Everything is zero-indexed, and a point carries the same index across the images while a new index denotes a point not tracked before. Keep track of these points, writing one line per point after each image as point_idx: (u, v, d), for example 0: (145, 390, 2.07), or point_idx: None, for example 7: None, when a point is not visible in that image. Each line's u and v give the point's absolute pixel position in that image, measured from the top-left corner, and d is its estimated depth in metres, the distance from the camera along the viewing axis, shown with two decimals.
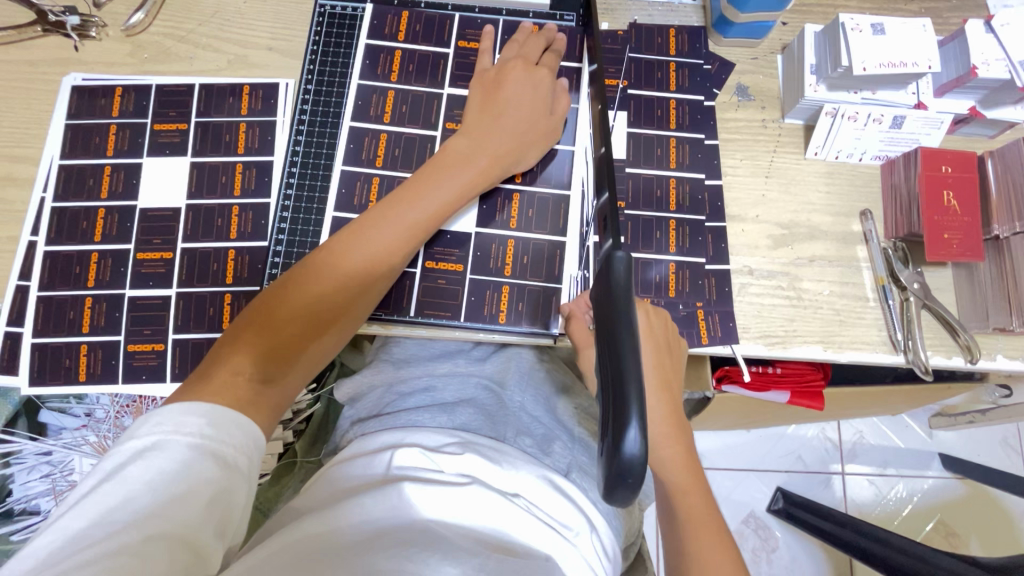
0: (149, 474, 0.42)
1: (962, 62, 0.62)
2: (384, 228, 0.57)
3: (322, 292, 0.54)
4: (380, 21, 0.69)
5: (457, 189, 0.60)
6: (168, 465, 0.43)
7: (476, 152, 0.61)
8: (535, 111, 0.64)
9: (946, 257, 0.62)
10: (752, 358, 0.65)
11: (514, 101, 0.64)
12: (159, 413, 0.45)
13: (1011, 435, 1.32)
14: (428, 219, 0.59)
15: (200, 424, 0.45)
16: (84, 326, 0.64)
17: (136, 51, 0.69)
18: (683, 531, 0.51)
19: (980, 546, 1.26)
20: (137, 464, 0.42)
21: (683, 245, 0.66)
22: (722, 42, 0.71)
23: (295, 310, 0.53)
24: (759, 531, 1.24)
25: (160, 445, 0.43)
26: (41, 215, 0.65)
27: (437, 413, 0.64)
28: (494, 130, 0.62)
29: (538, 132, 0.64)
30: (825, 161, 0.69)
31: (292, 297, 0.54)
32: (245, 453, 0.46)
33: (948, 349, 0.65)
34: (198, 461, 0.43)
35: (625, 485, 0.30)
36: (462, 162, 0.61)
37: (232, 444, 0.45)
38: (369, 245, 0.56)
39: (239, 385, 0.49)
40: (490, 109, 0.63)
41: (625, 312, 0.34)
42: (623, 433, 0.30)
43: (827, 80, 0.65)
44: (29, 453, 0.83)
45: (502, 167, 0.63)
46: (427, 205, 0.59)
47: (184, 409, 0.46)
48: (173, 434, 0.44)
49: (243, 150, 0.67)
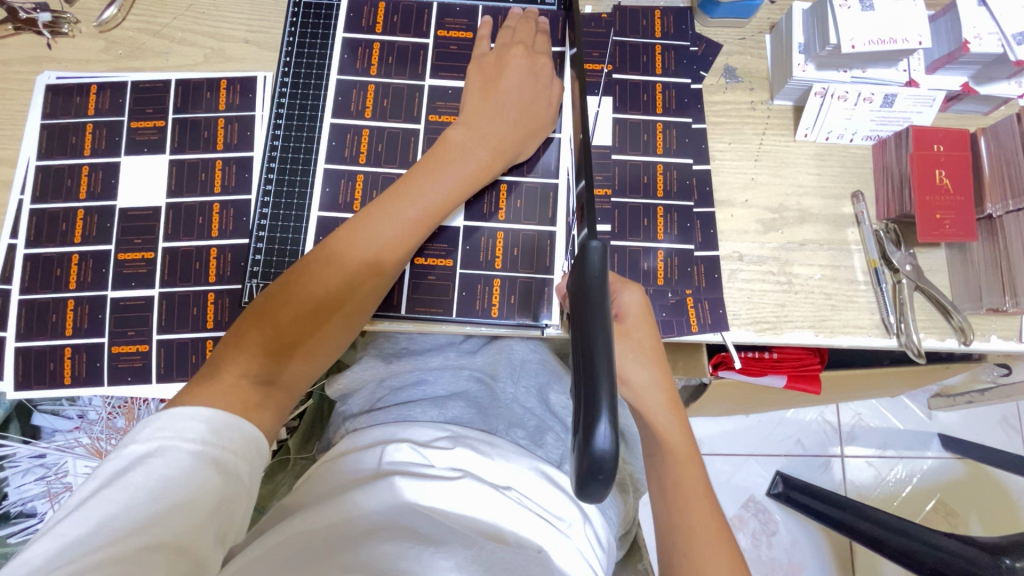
0: (150, 481, 0.42)
1: (953, 36, 0.61)
2: (383, 222, 0.56)
3: (327, 293, 0.54)
4: (357, 12, 0.68)
5: (459, 186, 0.59)
6: (169, 472, 0.43)
7: (477, 146, 0.60)
8: (533, 102, 0.63)
9: (939, 238, 0.61)
10: (742, 344, 0.64)
11: (514, 92, 0.62)
12: (161, 418, 0.46)
13: (1010, 414, 1.32)
14: (429, 217, 0.58)
15: (200, 429, 0.45)
16: (67, 328, 0.63)
17: (110, 48, 0.68)
18: (688, 533, 0.49)
19: (981, 525, 1.26)
20: (138, 470, 0.43)
21: (672, 232, 0.65)
22: (709, 23, 0.70)
23: (296, 309, 0.53)
24: (758, 515, 1.25)
25: (161, 451, 0.44)
26: (20, 218, 0.65)
27: (428, 406, 0.64)
28: (494, 122, 0.61)
29: (538, 125, 0.63)
30: (815, 142, 0.68)
31: (292, 295, 0.53)
32: (246, 460, 0.46)
33: (942, 331, 0.64)
34: (199, 470, 0.43)
35: (597, 481, 0.30)
36: (463, 155, 0.60)
37: (233, 450, 0.46)
38: (373, 242, 0.55)
39: (246, 389, 0.49)
40: (489, 99, 0.62)
41: (599, 303, 0.33)
42: (594, 425, 0.30)
43: (815, 60, 0.63)
44: (23, 456, 0.84)
45: (504, 159, 0.62)
46: (425, 199, 0.58)
47: (184, 416, 0.46)
48: (175, 442, 0.44)
49: (222, 146, 0.66)
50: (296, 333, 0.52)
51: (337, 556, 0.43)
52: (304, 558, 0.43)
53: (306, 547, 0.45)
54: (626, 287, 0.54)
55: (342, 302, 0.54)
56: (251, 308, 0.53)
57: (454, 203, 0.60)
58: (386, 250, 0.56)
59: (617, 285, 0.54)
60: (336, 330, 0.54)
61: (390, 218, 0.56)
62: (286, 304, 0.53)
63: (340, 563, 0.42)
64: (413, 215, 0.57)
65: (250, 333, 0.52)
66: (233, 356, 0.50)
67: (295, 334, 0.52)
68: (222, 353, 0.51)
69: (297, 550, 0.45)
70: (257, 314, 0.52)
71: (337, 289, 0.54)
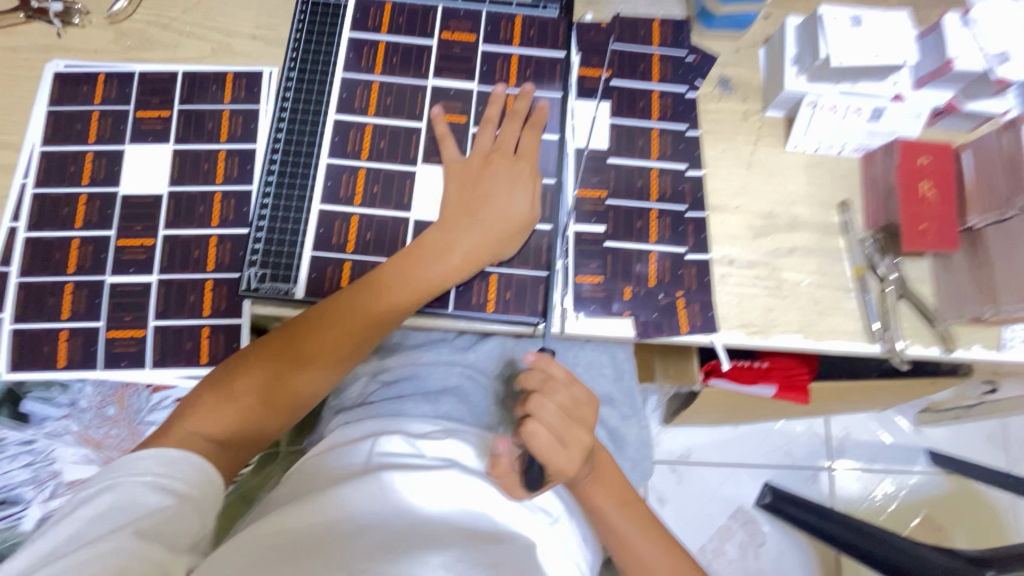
0: (101, 508, 0.45)
1: (938, 55, 0.63)
2: (362, 302, 0.57)
3: (298, 354, 0.56)
4: (363, 14, 0.70)
5: (427, 291, 0.59)
6: (119, 500, 0.46)
7: (448, 253, 0.60)
8: (523, 172, 0.64)
9: (922, 247, 0.63)
10: (731, 347, 0.65)
11: (494, 202, 0.62)
12: (119, 462, 0.49)
13: (996, 431, 1.33)
14: (411, 298, 0.59)
15: (154, 465, 0.48)
16: (64, 312, 0.63)
17: (120, 39, 0.69)
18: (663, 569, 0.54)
19: (967, 541, 1.27)
20: (90, 503, 0.46)
21: (665, 236, 0.67)
22: (706, 34, 0.72)
23: (273, 376, 0.55)
24: (747, 525, 1.25)
25: (111, 486, 0.47)
26: (22, 202, 0.65)
27: (420, 402, 0.66)
28: (491, 199, 0.62)
29: (511, 236, 0.62)
30: (806, 153, 0.70)
31: (276, 364, 0.55)
32: (198, 486, 0.49)
33: (926, 339, 0.66)
34: (152, 496, 0.47)
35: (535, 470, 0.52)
36: (454, 236, 0.61)
37: (184, 479, 0.49)
38: (352, 317, 0.57)
39: (204, 440, 0.52)
40: (485, 177, 0.63)
41: None
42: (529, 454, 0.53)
43: (807, 72, 0.65)
44: (12, 441, 0.82)
45: (501, 238, 0.62)
46: (409, 282, 0.59)
47: (143, 455, 0.49)
48: (128, 476, 0.47)
49: (226, 137, 0.67)
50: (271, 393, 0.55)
51: (326, 552, 0.43)
52: (290, 552, 0.43)
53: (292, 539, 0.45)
54: (544, 446, 0.52)
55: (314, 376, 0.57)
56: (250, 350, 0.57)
57: (441, 284, 0.60)
58: (359, 324, 0.57)
59: (544, 446, 0.52)
60: (299, 392, 0.56)
61: (370, 298, 0.58)
62: (272, 366, 0.55)
63: (333, 556, 0.43)
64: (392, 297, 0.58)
65: (224, 385, 0.55)
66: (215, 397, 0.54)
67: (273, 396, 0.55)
68: (202, 388, 0.55)
69: (282, 542, 0.44)
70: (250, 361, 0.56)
71: (308, 362, 0.56)
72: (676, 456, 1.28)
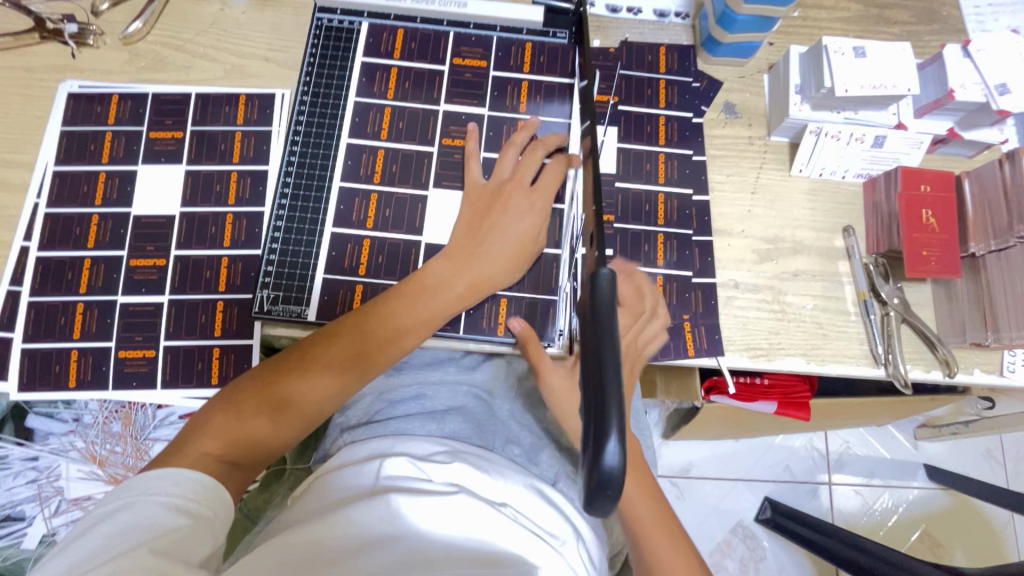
0: (116, 527, 0.44)
1: (939, 85, 0.65)
2: (370, 321, 0.58)
3: (304, 375, 0.56)
4: (376, 38, 0.71)
5: (439, 313, 0.60)
6: (135, 519, 0.45)
7: (461, 275, 0.61)
8: (545, 195, 0.63)
9: (924, 273, 0.64)
10: (737, 369, 0.66)
11: (507, 219, 0.62)
12: (131, 482, 0.48)
13: (994, 446, 1.35)
14: (417, 321, 0.59)
15: (169, 485, 0.48)
16: (75, 331, 0.64)
17: (134, 60, 0.70)
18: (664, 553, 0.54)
19: (965, 557, 1.28)
20: (105, 522, 0.45)
21: (672, 258, 0.68)
22: (711, 61, 0.73)
23: (281, 395, 0.55)
24: (747, 541, 1.25)
25: (128, 505, 0.46)
26: (34, 221, 0.66)
27: (426, 421, 0.65)
28: (505, 221, 0.62)
29: (524, 256, 0.63)
30: (809, 177, 0.71)
31: (284, 384, 0.56)
32: (212, 506, 0.49)
33: (927, 363, 0.67)
34: (166, 515, 0.46)
35: (605, 495, 0.30)
36: (463, 258, 0.61)
37: (198, 499, 0.48)
38: (358, 337, 0.57)
39: (209, 463, 0.52)
40: (500, 199, 0.63)
41: (610, 343, 0.32)
42: (605, 435, 0.30)
43: (810, 100, 0.67)
44: (16, 458, 0.82)
45: (513, 260, 0.62)
46: (416, 303, 0.59)
47: (157, 475, 0.49)
48: (142, 495, 0.47)
49: (238, 158, 0.68)
50: (278, 412, 0.55)
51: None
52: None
53: (303, 559, 0.45)
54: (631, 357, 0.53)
55: (319, 399, 0.56)
56: (261, 370, 0.57)
57: (448, 306, 0.60)
58: (367, 343, 0.58)
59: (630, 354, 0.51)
60: (305, 413, 0.56)
61: (377, 317, 0.58)
62: (279, 385, 0.56)
63: None
64: (399, 320, 0.58)
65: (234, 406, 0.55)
66: (224, 416, 0.54)
67: (278, 414, 0.55)
68: (213, 409, 0.55)
69: (291, 564, 0.44)
70: (260, 380, 0.56)
71: (315, 381, 0.56)
72: (676, 470, 1.28)
